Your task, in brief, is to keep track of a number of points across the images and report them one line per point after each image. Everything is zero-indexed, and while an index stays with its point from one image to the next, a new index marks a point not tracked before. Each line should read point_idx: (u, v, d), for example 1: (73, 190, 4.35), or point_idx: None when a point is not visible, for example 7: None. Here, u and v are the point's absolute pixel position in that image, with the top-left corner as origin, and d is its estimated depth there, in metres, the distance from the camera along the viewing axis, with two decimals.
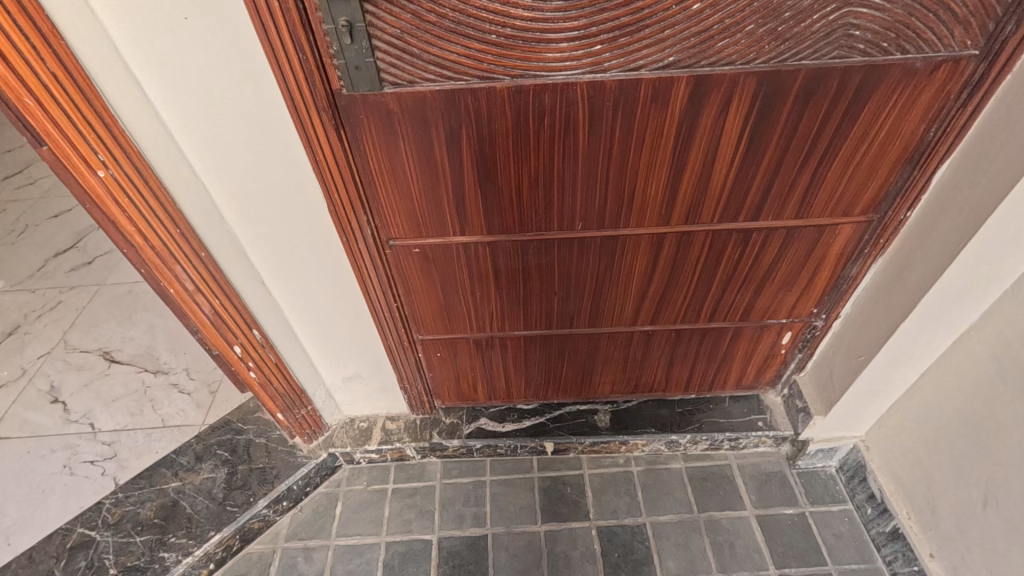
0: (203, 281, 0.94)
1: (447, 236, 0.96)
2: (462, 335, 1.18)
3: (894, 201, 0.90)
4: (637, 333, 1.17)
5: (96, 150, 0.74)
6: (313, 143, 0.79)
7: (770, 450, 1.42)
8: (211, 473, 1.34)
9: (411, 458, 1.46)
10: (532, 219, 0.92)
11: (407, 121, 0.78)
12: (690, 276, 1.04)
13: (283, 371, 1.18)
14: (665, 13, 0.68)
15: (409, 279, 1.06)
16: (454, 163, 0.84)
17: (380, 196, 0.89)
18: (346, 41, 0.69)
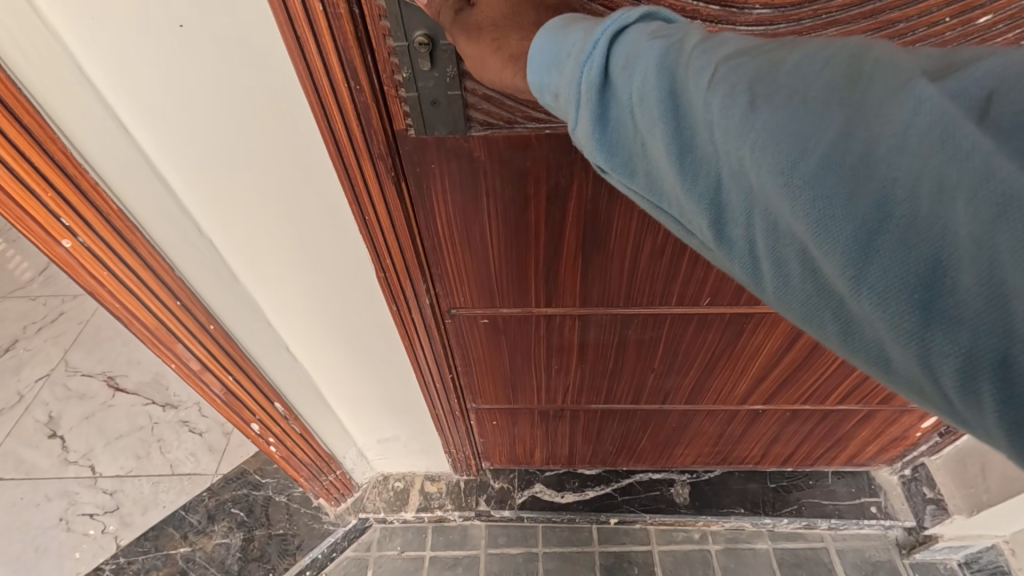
0: (211, 358, 0.73)
1: (528, 307, 0.74)
2: (525, 406, 0.97)
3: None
4: (742, 412, 0.96)
5: (58, 213, 0.52)
6: (364, 201, 0.57)
7: (876, 532, 1.20)
8: (225, 538, 1.17)
9: (451, 521, 1.26)
10: (644, 292, 0.70)
11: (494, 170, 0.56)
12: (831, 360, 0.81)
13: (309, 441, 0.98)
14: (932, 28, 0.46)
15: (470, 350, 0.84)
16: (551, 222, 0.62)
17: (447, 260, 0.68)
18: (425, 65, 0.47)
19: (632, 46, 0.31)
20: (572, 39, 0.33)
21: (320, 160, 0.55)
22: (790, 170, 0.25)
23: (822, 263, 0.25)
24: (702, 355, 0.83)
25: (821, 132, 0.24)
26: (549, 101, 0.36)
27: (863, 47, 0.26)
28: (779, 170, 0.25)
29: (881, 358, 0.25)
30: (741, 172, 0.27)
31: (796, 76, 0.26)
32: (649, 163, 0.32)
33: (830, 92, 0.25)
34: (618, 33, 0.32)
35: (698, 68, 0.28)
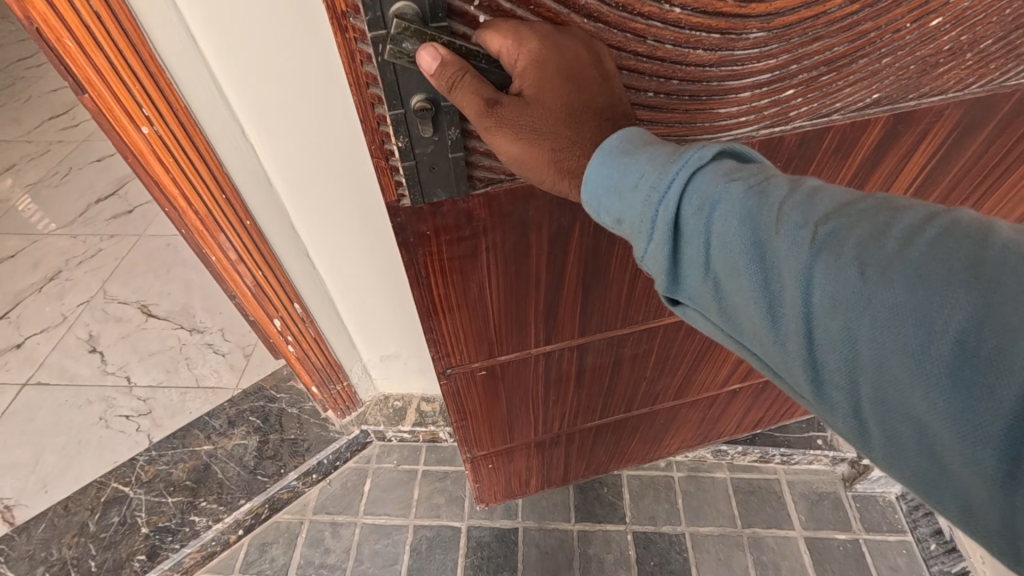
0: (246, 250, 0.88)
1: (527, 348, 0.85)
2: (521, 441, 1.08)
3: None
4: (722, 394, 1.09)
5: (141, 103, 0.66)
6: None
7: (824, 468, 1.34)
8: (243, 439, 1.33)
9: (443, 441, 1.41)
10: (640, 310, 0.83)
11: (499, 230, 0.64)
12: None
13: (321, 346, 1.13)
14: (897, 35, 0.56)
15: (470, 399, 0.93)
16: (550, 265, 0.71)
17: (462, 316, 0.76)
18: (427, 131, 0.51)
19: (707, 190, 0.38)
20: (640, 171, 0.39)
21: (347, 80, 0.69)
22: (922, 354, 0.31)
23: (943, 437, 0.31)
24: (676, 359, 0.96)
25: (945, 319, 0.30)
26: (608, 221, 0.43)
27: (979, 225, 0.31)
28: (909, 353, 0.31)
29: (1016, 553, 0.30)
30: (850, 342, 0.34)
31: (903, 254, 0.32)
32: (740, 311, 0.39)
33: (952, 277, 0.30)
34: (693, 172, 0.38)
35: (795, 234, 0.35)
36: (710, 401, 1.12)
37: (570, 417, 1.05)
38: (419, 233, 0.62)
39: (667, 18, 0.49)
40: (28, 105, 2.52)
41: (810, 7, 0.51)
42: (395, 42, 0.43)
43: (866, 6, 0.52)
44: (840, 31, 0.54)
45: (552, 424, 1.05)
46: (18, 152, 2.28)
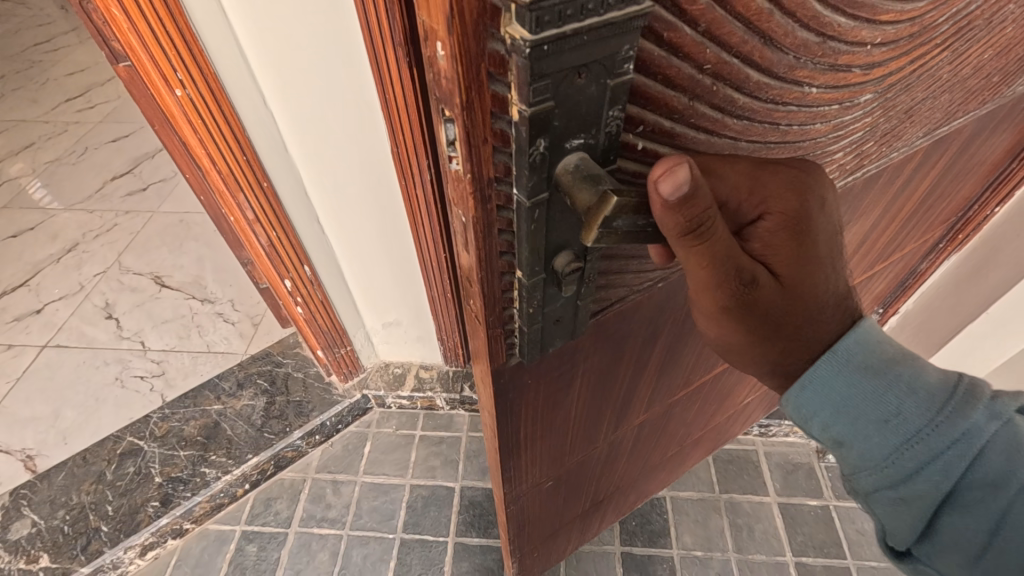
0: (262, 211, 0.95)
1: (593, 445, 0.78)
2: (565, 525, 0.99)
3: (985, 195, 0.91)
4: (739, 405, 1.11)
5: (175, 68, 0.74)
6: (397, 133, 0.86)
7: (800, 441, 1.41)
8: (251, 400, 1.40)
9: (440, 409, 1.49)
10: (696, 372, 0.81)
11: (599, 348, 0.58)
12: None
13: (328, 309, 1.20)
14: (959, 71, 0.57)
15: (531, 512, 0.83)
16: (636, 363, 0.66)
17: (543, 440, 0.67)
18: (568, 291, 0.42)
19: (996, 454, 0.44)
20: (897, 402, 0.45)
21: (359, 46, 0.77)
22: None
23: None
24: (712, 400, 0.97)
25: None
26: (816, 429, 0.48)
27: None
28: None
29: None
30: None
31: None
32: None
33: None
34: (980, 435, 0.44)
35: None
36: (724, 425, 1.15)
37: (615, 484, 0.99)
38: (526, 377, 0.53)
39: (811, 100, 0.44)
40: (46, 87, 2.61)
41: (914, 62, 0.50)
42: (605, 224, 0.32)
43: (951, 53, 0.53)
44: (919, 82, 0.54)
45: (602, 498, 1.00)
46: (37, 131, 2.36)
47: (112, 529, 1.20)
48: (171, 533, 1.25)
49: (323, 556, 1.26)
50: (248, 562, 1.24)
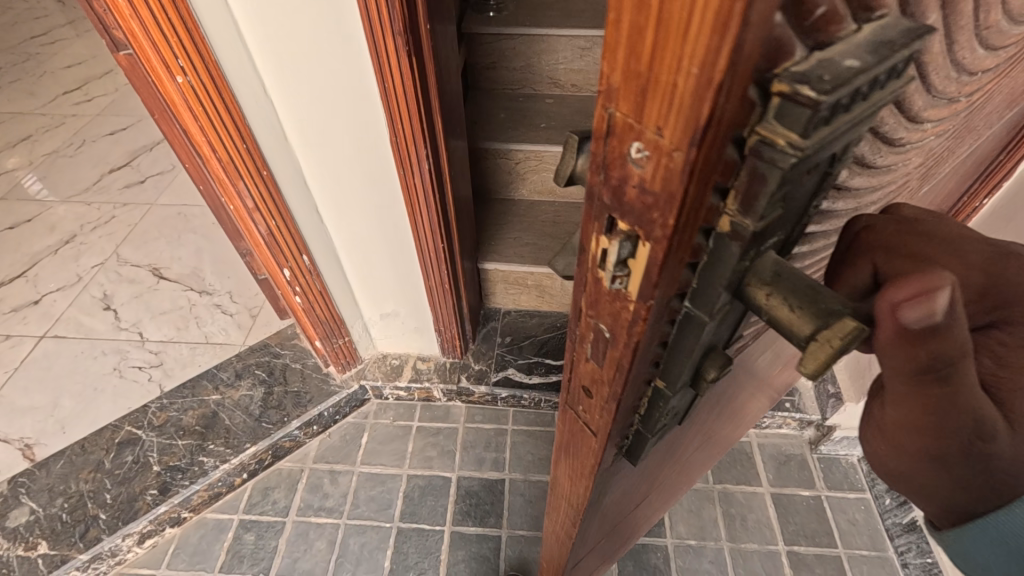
0: (262, 200, 0.96)
1: (653, 494, 0.74)
2: (603, 563, 0.94)
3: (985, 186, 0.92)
4: None
5: (177, 55, 0.74)
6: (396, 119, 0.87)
7: (793, 433, 1.42)
8: (249, 390, 1.41)
9: (437, 400, 1.50)
10: (753, 411, 0.79)
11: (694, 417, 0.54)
12: None
13: (326, 299, 1.21)
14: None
15: (584, 564, 0.79)
16: (714, 419, 0.62)
17: (615, 505, 0.62)
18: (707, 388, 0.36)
19: None
20: None
21: (358, 33, 0.77)
22: None
23: None
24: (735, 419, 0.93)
25: None
26: None
27: None
28: None
29: None
30: None
31: None
32: None
33: None
34: None
35: None
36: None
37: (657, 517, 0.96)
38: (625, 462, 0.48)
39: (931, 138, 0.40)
40: (43, 80, 2.60)
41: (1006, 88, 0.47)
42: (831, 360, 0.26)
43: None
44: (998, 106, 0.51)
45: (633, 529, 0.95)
46: (34, 124, 2.36)
47: (110, 517, 1.21)
48: (169, 521, 1.26)
49: (320, 545, 1.27)
50: (246, 550, 1.25)
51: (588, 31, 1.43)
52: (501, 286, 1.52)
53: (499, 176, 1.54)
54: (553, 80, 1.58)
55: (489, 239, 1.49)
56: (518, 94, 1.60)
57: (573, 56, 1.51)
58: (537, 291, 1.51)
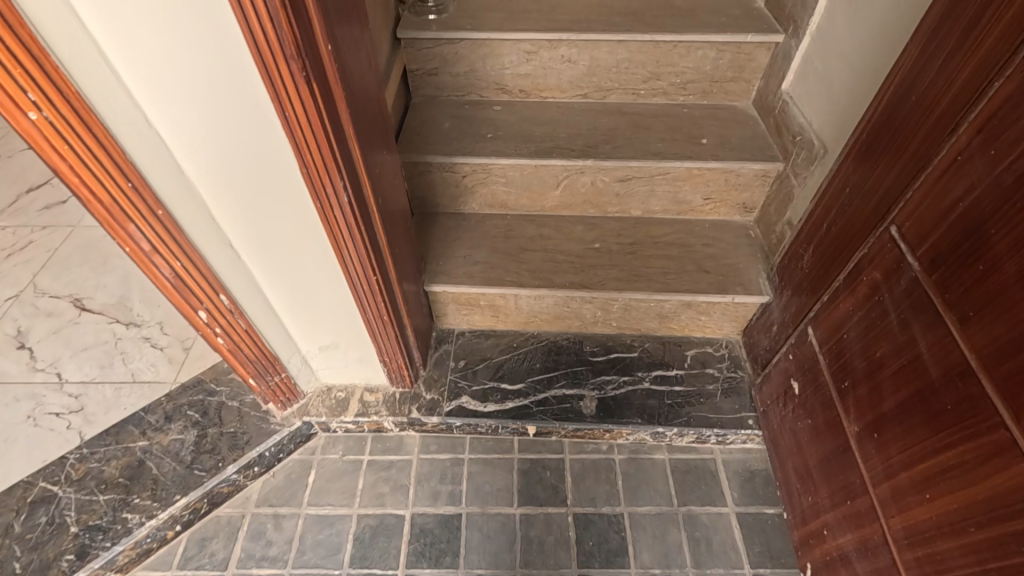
0: (160, 241, 0.85)
1: None
2: None
3: (875, 183, 0.92)
4: (819, 468, 1.00)
5: (24, 88, 0.63)
6: (305, 155, 0.78)
7: (757, 446, 1.38)
8: (180, 434, 1.30)
9: (388, 431, 1.41)
10: (910, 487, 0.78)
11: None
12: (845, 381, 0.93)
13: (253, 337, 1.10)
14: None
15: None
16: None
17: None
18: None
19: None
20: None
21: (246, 56, 0.68)
22: None
23: None
24: (854, 483, 0.90)
25: None
26: None
27: None
28: None
29: None
30: None
31: None
32: None
33: None
34: None
35: None
36: (796, 467, 1.08)
37: None
38: None
39: None
40: None
41: None
42: None
43: None
44: None
45: None
46: None
47: None
48: None
49: None
50: None
51: (533, 34, 1.35)
52: (452, 307, 1.43)
53: (445, 190, 1.45)
54: (500, 86, 1.48)
55: (436, 259, 1.40)
56: (464, 101, 1.50)
57: (519, 60, 1.42)
58: (490, 311, 1.43)
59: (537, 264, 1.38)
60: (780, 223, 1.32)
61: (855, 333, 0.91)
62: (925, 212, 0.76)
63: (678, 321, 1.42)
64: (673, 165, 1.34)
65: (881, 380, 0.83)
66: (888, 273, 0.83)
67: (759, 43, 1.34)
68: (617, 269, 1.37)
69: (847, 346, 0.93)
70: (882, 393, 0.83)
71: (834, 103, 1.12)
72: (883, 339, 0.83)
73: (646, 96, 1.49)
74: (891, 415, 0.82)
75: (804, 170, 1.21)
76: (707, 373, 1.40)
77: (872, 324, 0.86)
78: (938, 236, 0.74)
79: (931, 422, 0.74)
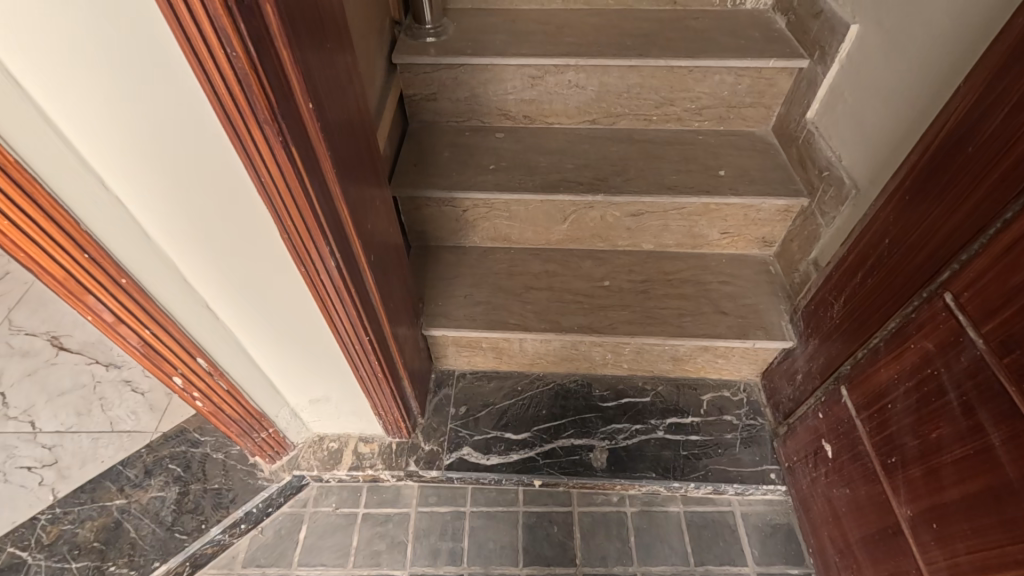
0: (124, 310, 0.76)
1: None
2: None
3: (921, 239, 0.83)
4: (863, 546, 0.93)
5: None
6: (285, 222, 0.68)
7: (778, 497, 1.27)
8: (161, 491, 1.21)
9: (385, 482, 1.31)
10: None
11: None
12: (893, 457, 0.85)
13: (236, 398, 1.02)
14: None
15: None
16: None
17: None
18: None
19: None
20: None
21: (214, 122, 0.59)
22: None
23: None
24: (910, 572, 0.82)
25: None
26: None
27: None
28: None
29: None
30: None
31: None
32: None
33: None
34: None
35: None
36: (835, 539, 1.01)
37: None
38: None
39: None
40: None
41: None
42: None
43: None
44: None
45: None
46: None
47: None
48: None
49: None
50: None
51: (537, 59, 1.26)
52: (452, 349, 1.33)
53: (444, 224, 1.35)
54: (502, 111, 1.38)
55: (435, 299, 1.31)
56: (464, 127, 1.40)
57: (523, 85, 1.32)
58: (493, 353, 1.33)
59: (543, 305, 1.29)
60: (804, 262, 1.23)
61: (905, 405, 0.83)
62: (991, 285, 0.68)
63: (693, 363, 1.33)
64: (689, 200, 1.24)
65: (943, 466, 0.75)
66: (943, 346, 0.75)
67: (781, 68, 1.25)
68: (628, 310, 1.28)
69: (894, 418, 0.85)
70: (942, 480, 0.75)
71: (869, 139, 1.03)
72: (941, 420, 0.75)
73: (658, 122, 1.39)
74: (955, 507, 0.74)
75: (833, 210, 1.12)
76: (724, 420, 1.31)
77: (926, 400, 0.78)
78: (1009, 315, 0.65)
79: (1008, 525, 0.66)
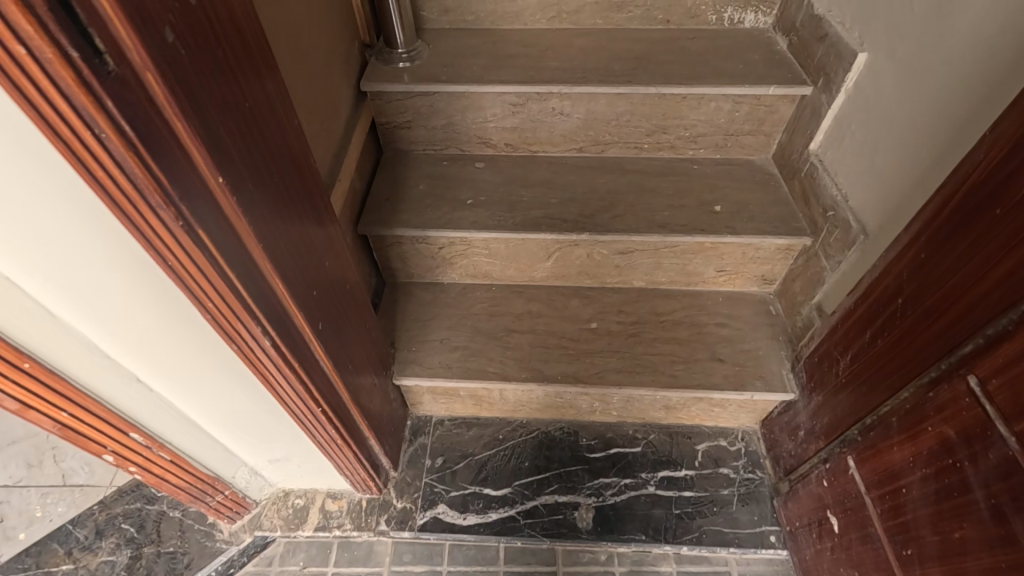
0: (32, 394, 0.68)
1: None
2: None
3: (939, 306, 0.74)
4: None
5: None
6: (211, 307, 0.60)
7: (778, 556, 1.13)
8: (111, 555, 1.12)
9: (357, 536, 1.16)
10: None
11: None
12: (910, 549, 0.76)
13: (181, 466, 0.93)
14: None
15: None
16: None
17: None
18: None
19: None
20: None
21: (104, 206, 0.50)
22: None
23: None
24: None
25: None
26: None
27: None
28: None
29: None
30: None
31: None
32: None
33: None
34: None
35: None
36: None
37: None
38: None
39: None
40: None
41: None
42: None
43: None
44: None
45: None
46: None
47: None
48: None
49: None
50: None
51: (518, 87, 1.17)
52: (428, 397, 1.24)
53: (419, 261, 1.26)
54: (482, 139, 1.29)
55: (408, 344, 1.22)
56: (442, 156, 1.31)
57: (503, 113, 1.23)
58: (472, 400, 1.24)
59: (525, 350, 1.21)
60: (806, 306, 1.14)
61: (922, 494, 0.73)
62: None
63: (687, 412, 1.23)
64: (682, 240, 1.15)
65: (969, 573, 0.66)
66: (968, 436, 0.66)
67: (783, 95, 1.15)
68: (617, 358, 1.19)
69: (910, 506, 0.75)
70: None
71: (880, 181, 0.93)
72: (967, 521, 0.66)
73: (650, 150, 1.29)
74: None
75: (837, 254, 1.03)
76: (720, 474, 1.21)
77: (949, 495, 0.69)
78: None
79: None
